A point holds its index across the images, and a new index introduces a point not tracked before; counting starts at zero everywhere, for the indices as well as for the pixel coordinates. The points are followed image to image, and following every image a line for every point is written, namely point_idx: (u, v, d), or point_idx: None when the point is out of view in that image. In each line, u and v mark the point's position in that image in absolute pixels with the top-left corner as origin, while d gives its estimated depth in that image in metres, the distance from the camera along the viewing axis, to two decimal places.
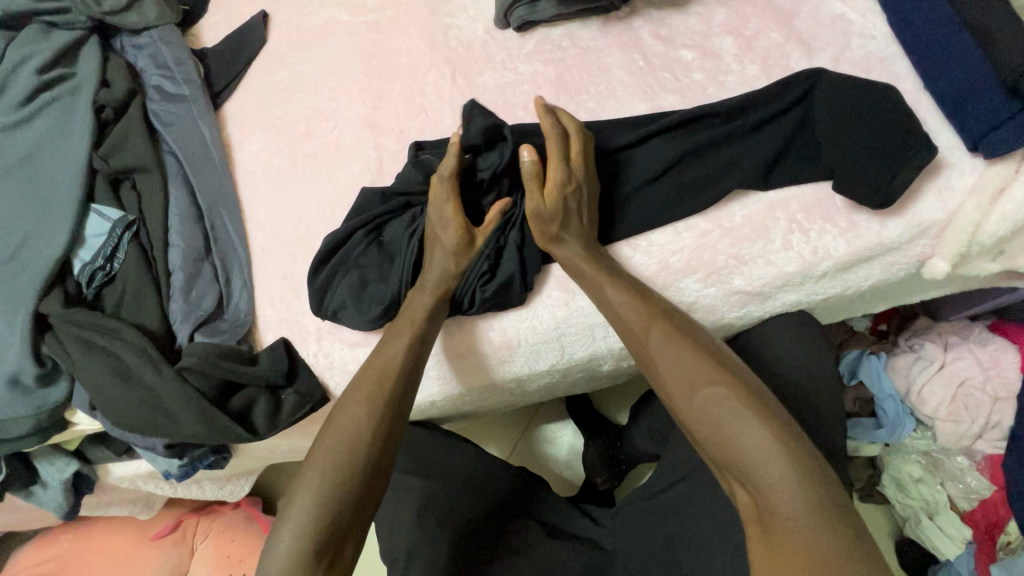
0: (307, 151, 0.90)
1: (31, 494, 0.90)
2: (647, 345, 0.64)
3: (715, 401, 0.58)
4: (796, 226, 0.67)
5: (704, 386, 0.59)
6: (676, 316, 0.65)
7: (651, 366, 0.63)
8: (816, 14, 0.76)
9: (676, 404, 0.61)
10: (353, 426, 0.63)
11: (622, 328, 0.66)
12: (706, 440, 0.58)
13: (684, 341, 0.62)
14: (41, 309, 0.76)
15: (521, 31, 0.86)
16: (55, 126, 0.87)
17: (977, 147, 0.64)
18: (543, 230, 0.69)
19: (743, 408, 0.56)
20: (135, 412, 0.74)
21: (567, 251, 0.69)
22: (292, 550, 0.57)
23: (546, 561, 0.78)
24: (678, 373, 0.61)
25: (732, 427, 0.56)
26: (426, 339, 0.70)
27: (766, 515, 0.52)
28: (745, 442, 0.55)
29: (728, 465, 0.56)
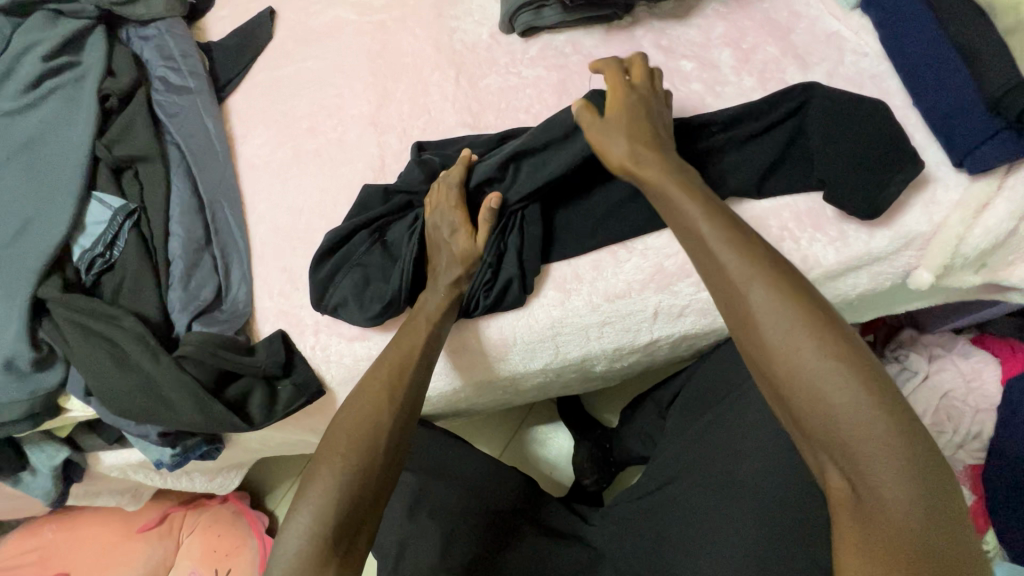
0: (311, 147, 0.91)
1: (20, 480, 0.90)
2: (746, 301, 0.53)
3: (826, 378, 0.49)
4: (788, 234, 0.69)
5: (814, 359, 0.49)
6: (784, 264, 0.54)
7: (746, 317, 0.53)
8: (811, 31, 0.79)
9: (774, 373, 0.51)
10: (373, 413, 0.64)
11: (715, 279, 0.55)
12: (805, 416, 0.50)
13: (795, 294, 0.51)
14: (39, 295, 0.77)
15: (525, 36, 0.88)
16: (59, 113, 0.88)
17: (962, 163, 0.66)
18: (615, 159, 0.65)
19: (860, 389, 0.48)
20: (131, 397, 0.74)
21: (646, 171, 0.62)
22: (310, 534, 0.57)
23: (537, 562, 0.79)
24: (783, 336, 0.51)
25: (842, 410, 0.48)
26: (442, 331, 0.72)
27: (866, 507, 0.47)
28: (858, 431, 0.47)
29: (828, 447, 0.48)
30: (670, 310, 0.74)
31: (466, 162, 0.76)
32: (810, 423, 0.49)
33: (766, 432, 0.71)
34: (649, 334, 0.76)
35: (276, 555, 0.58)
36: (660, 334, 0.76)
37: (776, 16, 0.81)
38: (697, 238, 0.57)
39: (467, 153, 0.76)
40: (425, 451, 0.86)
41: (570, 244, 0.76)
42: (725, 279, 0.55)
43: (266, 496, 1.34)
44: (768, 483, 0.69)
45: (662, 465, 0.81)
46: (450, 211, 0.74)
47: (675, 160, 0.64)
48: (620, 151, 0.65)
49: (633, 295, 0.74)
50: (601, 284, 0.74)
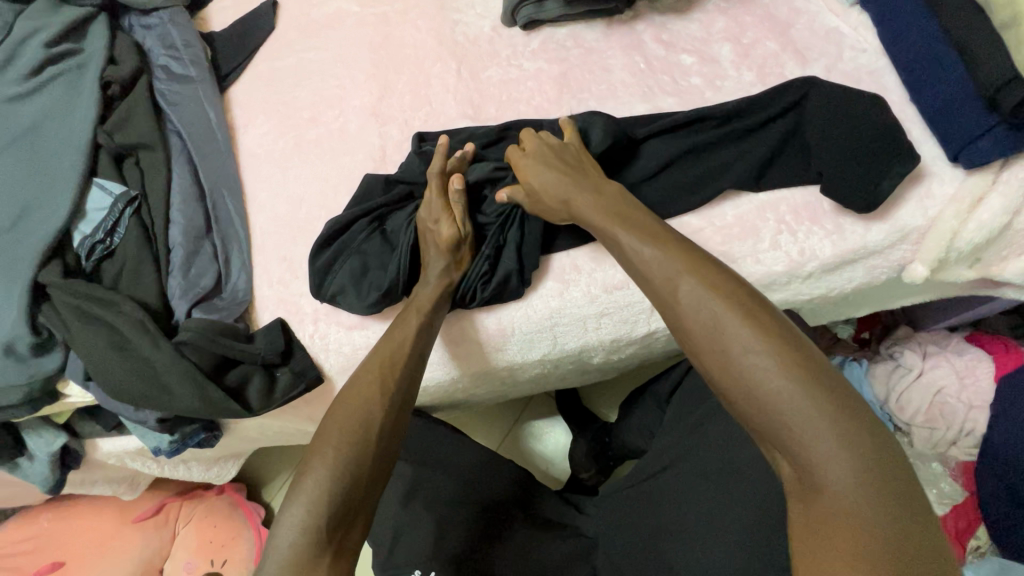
0: (312, 137, 0.92)
1: (17, 466, 0.90)
2: (676, 301, 0.55)
3: (754, 366, 0.49)
4: (785, 227, 0.70)
5: (741, 351, 0.50)
6: (712, 264, 0.56)
7: (676, 318, 0.55)
8: (810, 26, 0.80)
9: (706, 368, 0.52)
10: (365, 404, 0.64)
11: (647, 283, 0.58)
12: (742, 407, 0.50)
13: (718, 290, 0.53)
14: (39, 279, 0.77)
15: (527, 29, 0.89)
16: (60, 100, 0.88)
17: (957, 157, 0.67)
18: (559, 211, 0.68)
19: (788, 374, 0.48)
20: (130, 382, 0.74)
21: (580, 209, 0.66)
22: (304, 526, 0.56)
23: (531, 550, 0.79)
24: (709, 331, 0.52)
25: (772, 396, 0.47)
26: (434, 322, 0.72)
27: (812, 495, 0.45)
28: (790, 415, 0.46)
29: (767, 437, 0.48)
30: None
31: (444, 147, 0.75)
32: (745, 414, 0.49)
33: None
34: (646, 326, 0.77)
35: (269, 550, 0.56)
36: (656, 327, 0.77)
37: (777, 12, 0.82)
38: (629, 245, 0.60)
39: (444, 138, 0.75)
40: (422, 441, 0.86)
41: (569, 234, 0.76)
42: (655, 283, 0.57)
43: (261, 489, 1.35)
44: (764, 474, 0.69)
45: (657, 456, 0.82)
46: (436, 202, 0.74)
47: (599, 185, 0.67)
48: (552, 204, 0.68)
49: (631, 286, 0.74)
50: (600, 275, 0.75)
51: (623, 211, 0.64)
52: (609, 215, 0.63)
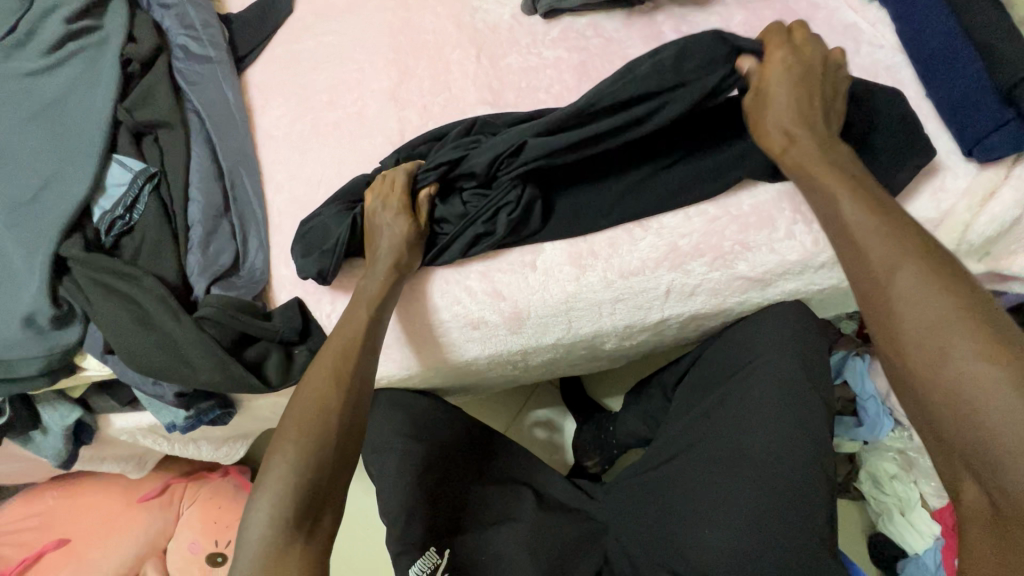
0: (330, 120, 0.92)
1: (30, 439, 0.91)
2: (891, 287, 0.50)
3: (979, 378, 0.44)
4: (801, 217, 0.73)
5: (965, 357, 0.45)
6: (944, 259, 0.50)
7: (884, 304, 0.50)
8: (828, 21, 0.81)
9: (913, 363, 0.47)
10: (319, 398, 0.65)
11: (853, 267, 0.54)
12: (945, 416, 0.45)
13: (951, 287, 0.48)
14: (60, 253, 0.78)
15: (547, 18, 0.90)
16: (81, 76, 0.88)
17: (971, 153, 0.69)
18: (767, 133, 0.65)
19: (1020, 397, 0.42)
20: (150, 356, 0.75)
21: (794, 158, 0.62)
22: (270, 523, 0.57)
23: (543, 529, 0.81)
24: (927, 326, 0.47)
25: (996, 413, 0.42)
26: (385, 312, 0.73)
27: (1009, 526, 0.41)
28: (1014, 441, 0.41)
29: (967, 455, 0.44)
30: (682, 289, 0.76)
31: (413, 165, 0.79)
32: (948, 424, 0.45)
33: (775, 410, 0.73)
34: (659, 312, 0.78)
35: (240, 542, 0.58)
36: (670, 314, 0.78)
37: (796, 6, 0.83)
38: (849, 220, 0.55)
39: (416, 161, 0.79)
40: (436, 422, 0.86)
41: (586, 221, 0.77)
42: (868, 265, 0.52)
43: None
44: (776, 459, 0.70)
45: (667, 442, 0.83)
46: (392, 196, 0.76)
47: (831, 139, 0.62)
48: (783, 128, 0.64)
49: (647, 273, 0.75)
50: (616, 261, 0.76)
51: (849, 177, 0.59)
52: (836, 171, 0.59)
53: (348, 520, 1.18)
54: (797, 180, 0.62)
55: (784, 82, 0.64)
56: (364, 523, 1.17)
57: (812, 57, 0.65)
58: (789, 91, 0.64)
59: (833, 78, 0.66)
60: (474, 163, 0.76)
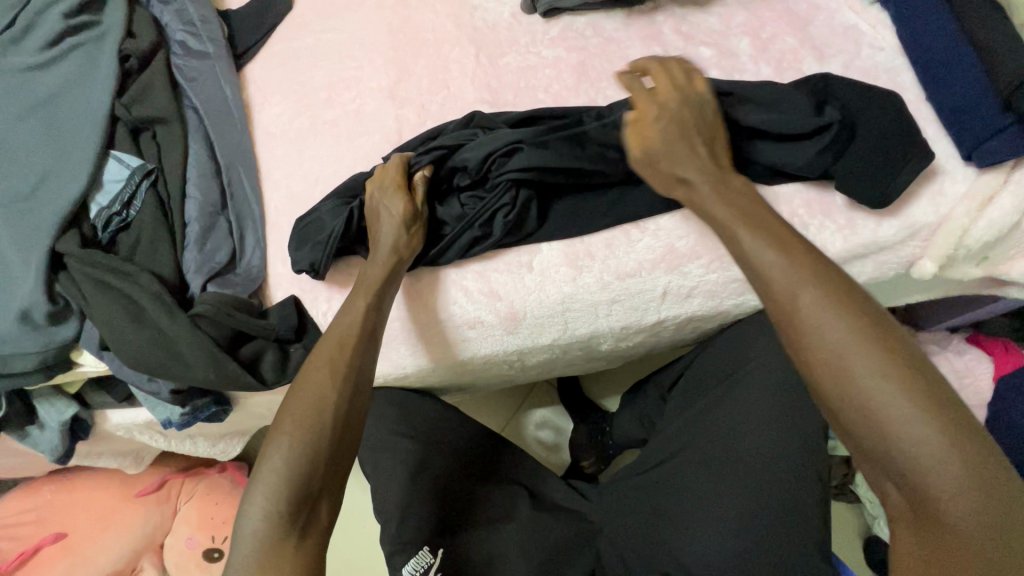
0: (328, 118, 0.92)
1: (27, 434, 0.91)
2: (795, 312, 0.53)
3: (881, 393, 0.48)
4: (797, 220, 0.71)
5: (867, 375, 0.49)
6: (835, 275, 0.54)
7: (790, 331, 0.53)
8: (829, 23, 0.80)
9: (823, 385, 0.51)
10: (317, 388, 0.64)
11: (763, 292, 0.55)
12: (859, 431, 0.49)
13: (842, 306, 0.51)
14: (57, 249, 0.78)
15: (547, 17, 0.89)
16: (79, 71, 0.88)
17: (970, 156, 0.68)
18: (664, 181, 0.66)
19: (914, 406, 0.47)
20: (145, 352, 0.75)
21: (699, 197, 0.63)
22: (267, 512, 0.57)
23: (536, 529, 0.81)
24: (829, 348, 0.50)
25: (898, 422, 0.47)
26: (382, 300, 0.72)
27: (926, 523, 0.46)
28: (917, 448, 0.46)
29: (884, 464, 0.48)
30: (678, 291, 0.76)
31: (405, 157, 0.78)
32: (862, 438, 0.49)
33: (769, 414, 0.73)
34: (656, 314, 0.78)
35: (235, 536, 0.58)
36: (666, 315, 0.78)
37: (796, 8, 0.82)
38: (750, 247, 0.57)
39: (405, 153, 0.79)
40: (433, 421, 0.86)
41: (583, 222, 0.77)
42: (771, 291, 0.55)
43: None
44: (769, 461, 0.70)
45: (662, 443, 0.83)
46: (391, 185, 0.76)
47: (725, 176, 0.64)
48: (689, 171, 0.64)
49: (643, 275, 0.75)
50: (613, 262, 0.76)
51: (743, 206, 0.61)
52: (738, 199, 0.62)
53: (345, 519, 1.18)
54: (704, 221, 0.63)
55: (666, 133, 0.66)
56: (361, 520, 1.17)
57: (676, 106, 0.67)
58: (668, 139, 0.66)
59: (709, 119, 0.68)
60: (469, 160, 0.76)
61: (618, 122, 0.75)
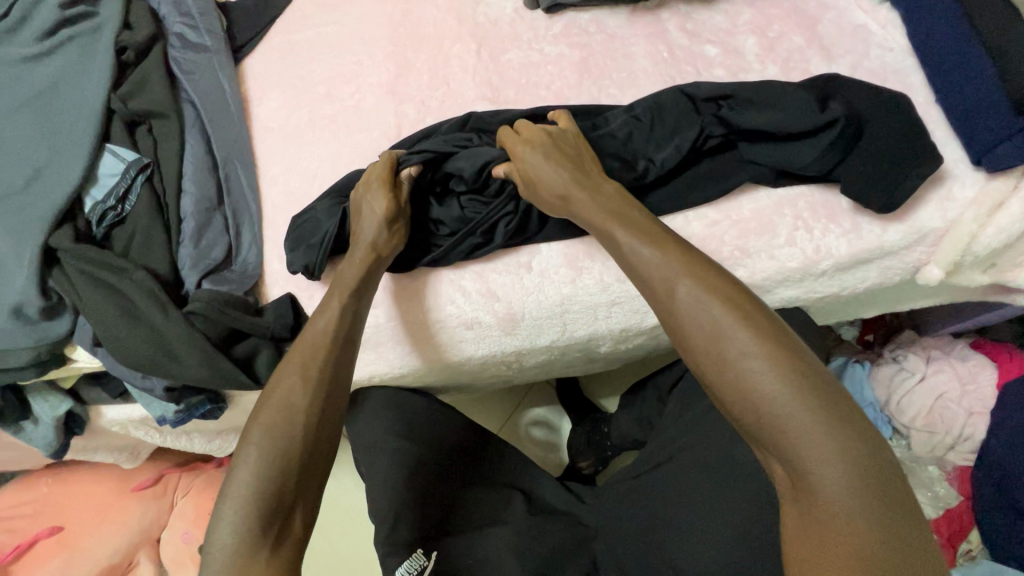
0: (326, 113, 0.91)
1: (21, 429, 0.90)
2: (673, 301, 0.53)
3: (752, 369, 0.48)
4: (801, 223, 0.70)
5: (739, 354, 0.49)
6: (707, 263, 0.55)
7: (671, 320, 0.54)
8: (838, 22, 0.79)
9: (702, 369, 0.51)
10: (287, 399, 0.62)
11: (644, 286, 0.56)
12: (737, 410, 0.49)
13: (713, 290, 0.52)
14: (50, 243, 0.77)
15: (549, 13, 0.88)
16: (74, 63, 0.87)
17: (980, 161, 0.67)
18: (554, 203, 0.67)
19: (781, 378, 0.47)
20: (138, 350, 0.74)
21: (578, 207, 0.65)
22: (235, 528, 0.56)
23: (531, 532, 0.80)
24: (704, 332, 0.51)
25: (768, 396, 0.47)
26: (360, 302, 0.71)
27: (806, 497, 0.45)
28: (786, 417, 0.46)
29: (763, 440, 0.48)
30: None
31: (391, 155, 0.77)
32: (741, 417, 0.49)
33: None
34: (656, 317, 0.77)
35: (206, 552, 0.56)
36: None
37: (804, 6, 0.81)
38: (626, 244, 0.59)
39: (391, 152, 0.77)
40: (431, 423, 0.85)
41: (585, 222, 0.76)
42: (650, 283, 0.56)
43: None
44: (768, 467, 0.69)
45: (660, 446, 0.82)
46: (376, 183, 0.74)
47: (598, 184, 0.66)
48: (561, 185, 0.66)
49: None
50: (613, 264, 0.75)
51: (622, 209, 0.63)
52: (620, 200, 0.64)
53: (341, 517, 1.18)
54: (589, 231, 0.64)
55: (535, 161, 0.68)
56: (358, 518, 1.17)
57: (543, 138, 0.70)
58: (543, 164, 0.68)
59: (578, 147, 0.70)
60: (466, 163, 0.76)
61: (619, 123, 0.74)
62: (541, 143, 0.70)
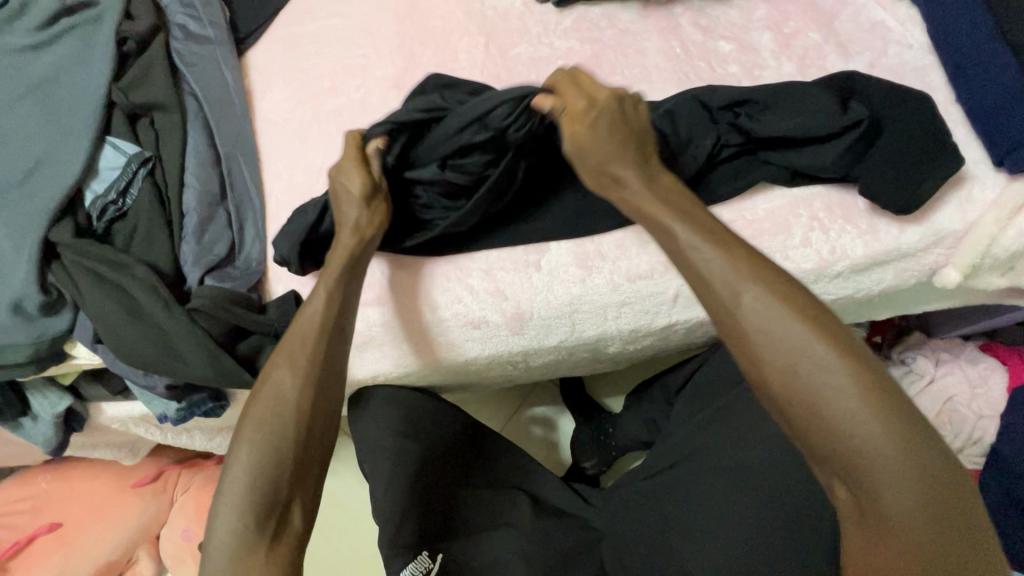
0: (331, 107, 0.89)
1: (19, 426, 0.89)
2: (741, 310, 0.50)
3: (827, 391, 0.46)
4: (817, 224, 0.69)
5: (813, 373, 0.47)
6: (777, 270, 0.52)
7: (737, 330, 0.50)
8: (855, 19, 0.77)
9: (770, 385, 0.49)
10: (277, 393, 0.61)
11: (705, 292, 0.53)
12: (806, 430, 0.47)
13: (786, 302, 0.49)
14: (50, 238, 0.75)
15: (560, 7, 0.86)
16: (74, 53, 0.85)
17: (1002, 162, 0.66)
18: (596, 179, 0.63)
19: (857, 402, 0.45)
20: (140, 347, 0.73)
21: (631, 192, 0.60)
22: (231, 527, 0.56)
23: (537, 534, 0.80)
24: (776, 348, 0.48)
25: (843, 421, 0.45)
26: (348, 292, 0.68)
27: (873, 523, 0.45)
28: (862, 444, 0.45)
29: (831, 463, 0.47)
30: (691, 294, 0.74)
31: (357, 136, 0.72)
32: (812, 439, 0.47)
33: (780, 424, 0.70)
34: (666, 318, 0.76)
35: (206, 549, 0.57)
36: (677, 319, 0.76)
37: (820, 2, 0.79)
38: (686, 242, 0.54)
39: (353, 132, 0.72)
40: (434, 421, 0.83)
41: (593, 221, 0.75)
42: (715, 289, 0.52)
43: None
44: (781, 471, 0.68)
45: (669, 448, 0.81)
46: (348, 160, 0.70)
47: (654, 170, 0.62)
48: (617, 166, 0.61)
49: (655, 277, 0.73)
50: (624, 263, 0.74)
51: (676, 201, 0.59)
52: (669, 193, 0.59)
53: (343, 516, 1.17)
54: (637, 218, 0.60)
55: (598, 127, 0.62)
56: (360, 517, 1.16)
57: (605, 101, 0.63)
58: (598, 133, 0.62)
59: (634, 115, 0.65)
60: (450, 128, 0.70)
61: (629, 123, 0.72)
62: (604, 108, 0.63)
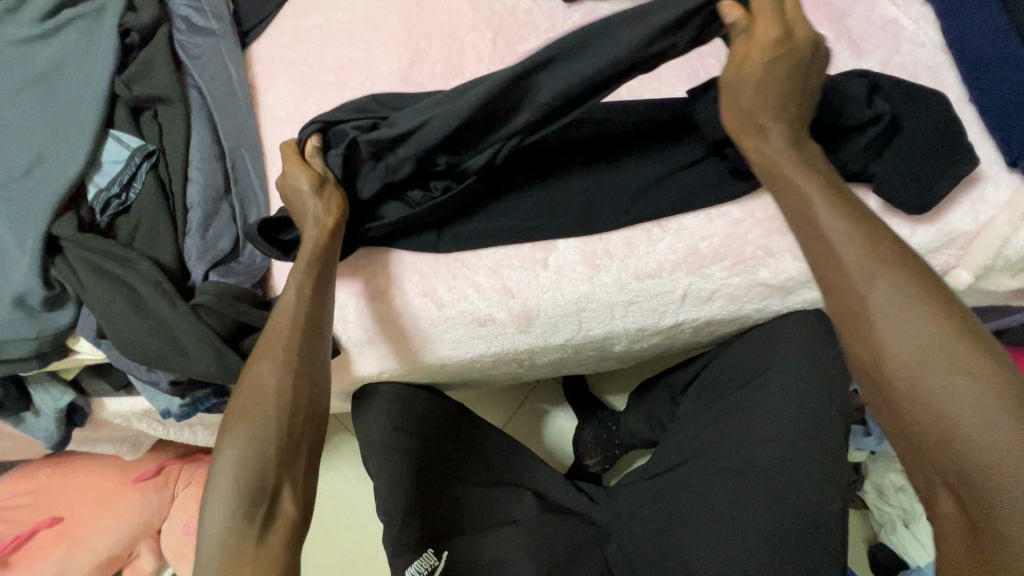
0: (336, 101, 0.88)
1: (21, 421, 0.88)
2: (868, 302, 0.50)
3: (959, 397, 0.45)
4: None
5: (945, 378, 0.46)
6: (925, 273, 0.50)
7: (865, 322, 0.50)
8: (867, 16, 0.76)
9: (891, 382, 0.48)
10: (257, 382, 0.61)
11: (834, 280, 0.52)
12: (926, 434, 0.46)
13: (924, 303, 0.48)
14: (53, 232, 0.75)
15: (568, 2, 0.85)
16: (77, 45, 0.84)
17: (1016, 162, 0.65)
18: (739, 124, 0.60)
19: (992, 415, 0.44)
20: (144, 341, 0.72)
21: (769, 156, 0.58)
22: (224, 519, 0.55)
23: (543, 532, 0.79)
24: (908, 346, 0.48)
25: (975, 431, 0.44)
26: (322, 282, 0.67)
27: (986, 542, 0.43)
28: (991, 459, 0.43)
29: (948, 473, 0.45)
30: (700, 293, 0.73)
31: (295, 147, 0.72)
32: (931, 444, 0.46)
33: (789, 425, 0.70)
34: (674, 316, 0.76)
35: (199, 547, 0.56)
36: (685, 318, 0.76)
37: None
38: (824, 229, 0.53)
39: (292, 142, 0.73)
40: (437, 420, 0.83)
41: (606, 217, 0.74)
42: (846, 278, 0.51)
43: None
44: (790, 472, 0.68)
45: (675, 448, 0.80)
46: (291, 164, 0.71)
47: (806, 140, 0.59)
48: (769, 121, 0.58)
49: (663, 276, 0.73)
50: (632, 262, 0.73)
51: (821, 173, 0.57)
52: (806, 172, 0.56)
53: (345, 512, 1.17)
54: (763, 177, 0.59)
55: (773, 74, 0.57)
56: (362, 513, 1.16)
57: (802, 45, 0.57)
58: (769, 79, 0.57)
59: (819, 71, 0.60)
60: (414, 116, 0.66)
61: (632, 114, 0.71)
62: (791, 50, 0.57)
